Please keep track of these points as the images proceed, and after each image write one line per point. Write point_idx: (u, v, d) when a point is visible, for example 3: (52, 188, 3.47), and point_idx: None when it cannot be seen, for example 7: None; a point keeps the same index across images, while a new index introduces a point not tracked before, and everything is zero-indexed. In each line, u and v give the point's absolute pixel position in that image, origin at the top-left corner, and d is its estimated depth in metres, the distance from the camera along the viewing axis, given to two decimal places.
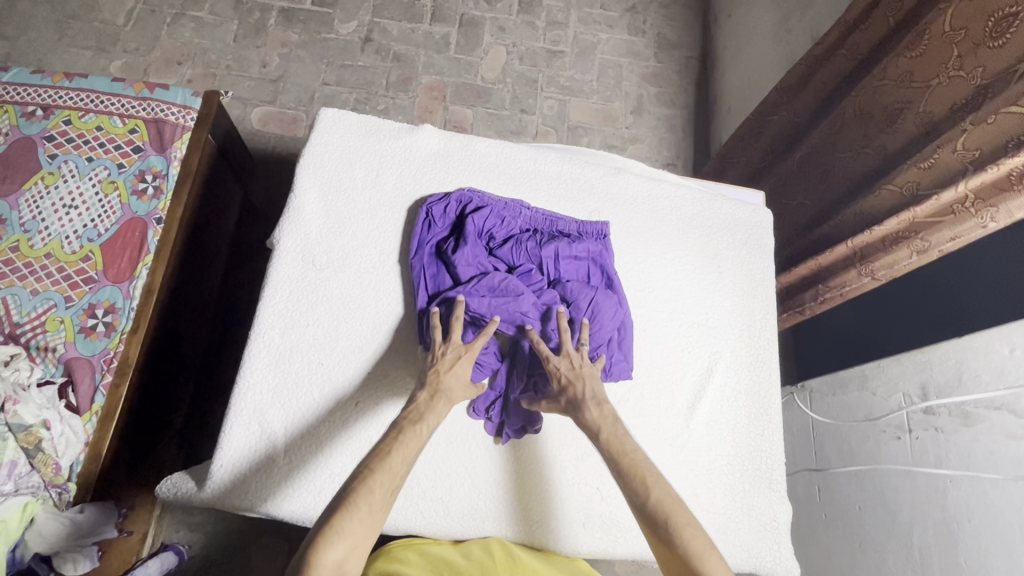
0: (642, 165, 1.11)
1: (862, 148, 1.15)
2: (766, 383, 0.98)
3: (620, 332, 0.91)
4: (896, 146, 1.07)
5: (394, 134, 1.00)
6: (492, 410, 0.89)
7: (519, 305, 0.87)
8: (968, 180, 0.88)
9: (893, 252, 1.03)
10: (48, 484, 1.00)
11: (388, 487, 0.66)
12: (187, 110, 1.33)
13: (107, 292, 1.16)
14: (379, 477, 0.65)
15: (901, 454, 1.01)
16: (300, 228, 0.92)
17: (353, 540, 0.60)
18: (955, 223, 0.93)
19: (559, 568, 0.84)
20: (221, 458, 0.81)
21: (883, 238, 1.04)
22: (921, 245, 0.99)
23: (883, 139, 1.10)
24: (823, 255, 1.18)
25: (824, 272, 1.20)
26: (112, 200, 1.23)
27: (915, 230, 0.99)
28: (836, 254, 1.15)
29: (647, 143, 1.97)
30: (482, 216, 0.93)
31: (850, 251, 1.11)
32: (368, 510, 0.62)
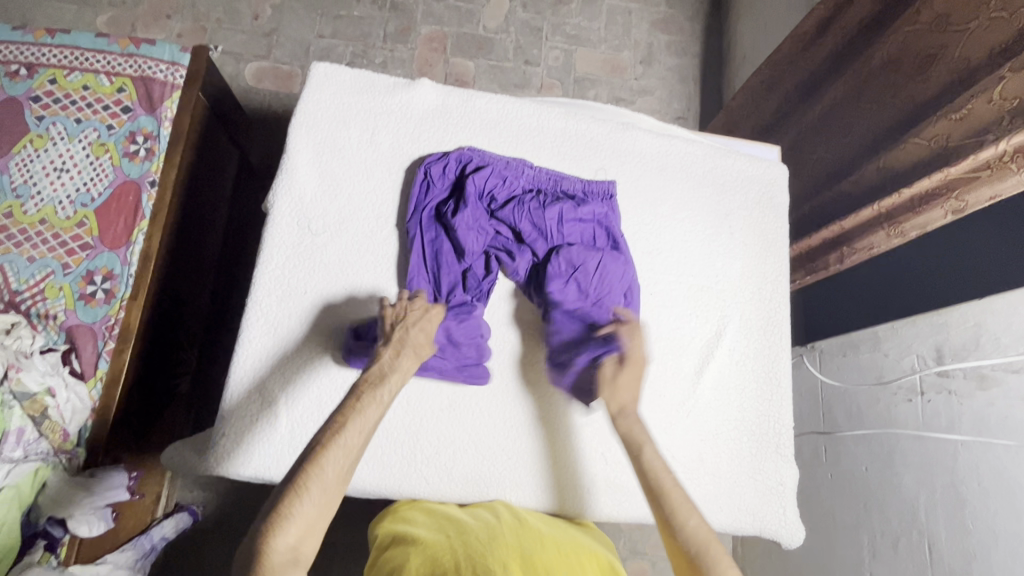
0: (651, 119, 1.05)
1: (889, 98, 1.09)
2: (776, 347, 0.96)
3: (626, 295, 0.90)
4: (927, 95, 1.01)
5: (390, 89, 0.95)
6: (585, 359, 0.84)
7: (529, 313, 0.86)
8: (1012, 136, 0.82)
9: (925, 212, 0.97)
10: (57, 450, 1.02)
11: (342, 466, 0.62)
12: (176, 67, 1.27)
13: (104, 258, 1.14)
14: (332, 454, 0.61)
15: (913, 417, 1.00)
16: (294, 190, 0.89)
17: (308, 522, 0.58)
18: (994, 180, 0.87)
19: (569, 530, 0.83)
20: (222, 427, 0.80)
21: (913, 198, 0.99)
22: (957, 205, 0.93)
23: (913, 89, 1.04)
24: (849, 217, 1.12)
25: (848, 233, 1.14)
26: (103, 162, 1.20)
27: (949, 187, 0.93)
28: (862, 217, 1.09)
29: (657, 95, 1.88)
30: (483, 176, 0.90)
31: (877, 213, 1.06)
32: (322, 490, 0.59)
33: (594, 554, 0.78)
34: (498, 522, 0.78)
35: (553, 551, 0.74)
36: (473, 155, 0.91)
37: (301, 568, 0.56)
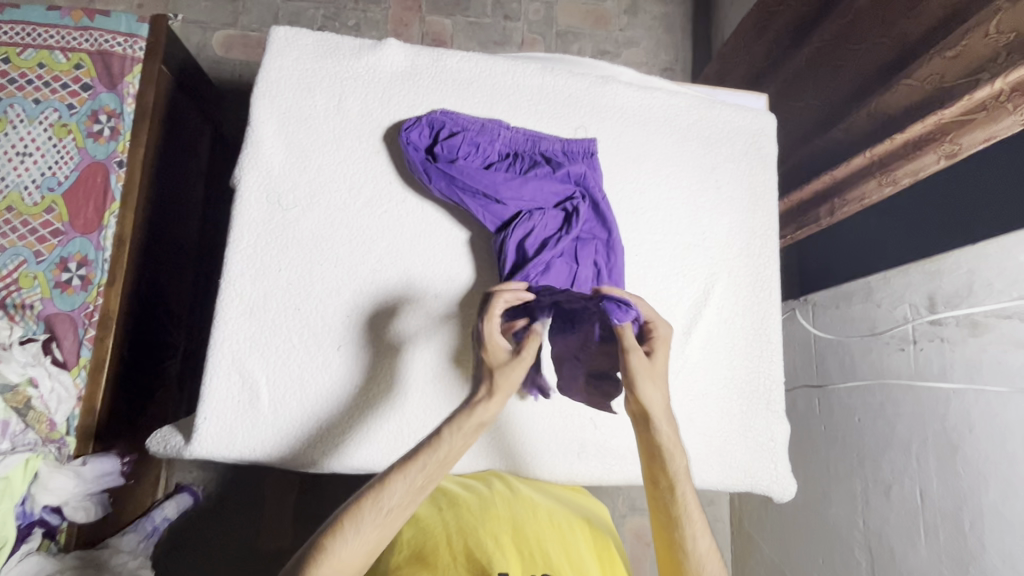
0: (632, 71, 1.00)
1: (880, 38, 1.04)
2: (766, 303, 0.94)
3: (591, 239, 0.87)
4: (919, 32, 0.97)
5: (355, 52, 0.90)
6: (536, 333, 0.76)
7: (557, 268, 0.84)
8: (1008, 73, 0.78)
9: (919, 157, 0.93)
10: (45, 440, 1.01)
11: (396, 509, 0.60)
12: (134, 39, 1.20)
13: (77, 244, 1.11)
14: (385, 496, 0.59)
15: (905, 366, 0.99)
16: (261, 165, 0.85)
17: (341, 561, 0.57)
18: (989, 121, 0.83)
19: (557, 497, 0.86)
20: (205, 411, 0.79)
21: (906, 143, 0.95)
22: (950, 148, 0.89)
23: (904, 26, 0.99)
24: (840, 166, 1.09)
25: (841, 183, 1.11)
26: (67, 144, 1.15)
27: (943, 131, 0.89)
28: (855, 164, 1.06)
29: (643, 46, 1.81)
30: (460, 141, 0.87)
31: (869, 160, 1.02)
32: (358, 532, 0.58)
33: (583, 521, 0.81)
34: (488, 488, 0.80)
35: (544, 523, 0.76)
36: (450, 123, 0.88)
37: None
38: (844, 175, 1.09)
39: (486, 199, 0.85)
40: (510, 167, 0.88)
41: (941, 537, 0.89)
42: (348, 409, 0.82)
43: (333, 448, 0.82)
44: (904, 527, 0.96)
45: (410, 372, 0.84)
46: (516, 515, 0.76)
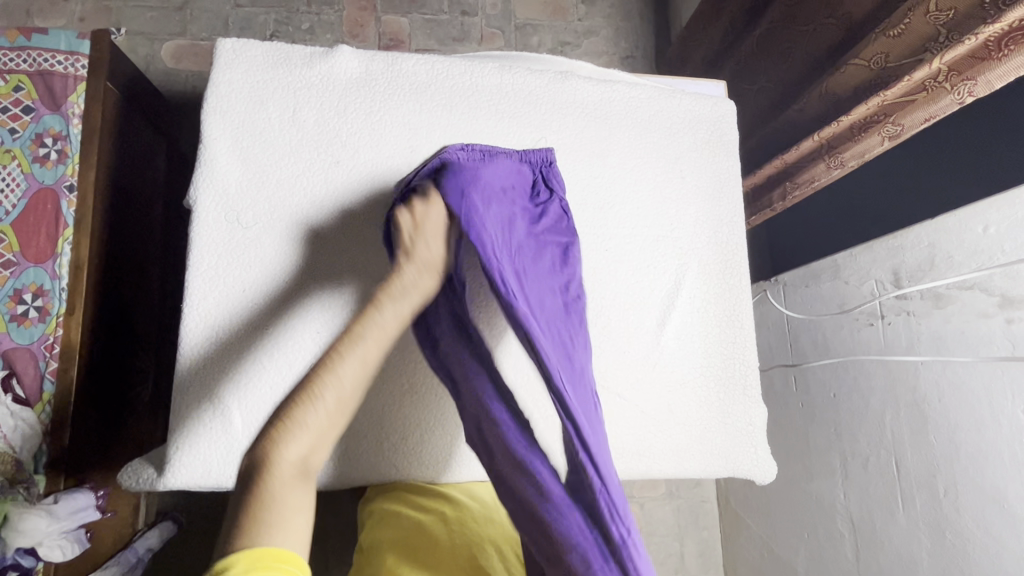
0: (590, 65, 0.99)
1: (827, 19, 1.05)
2: (736, 289, 0.94)
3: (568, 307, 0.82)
4: (862, 11, 0.98)
5: (307, 61, 0.88)
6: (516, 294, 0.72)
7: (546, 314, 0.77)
8: (943, 53, 0.78)
9: (864, 139, 0.96)
10: (13, 482, 0.98)
11: (305, 455, 0.56)
12: (75, 57, 1.15)
13: (31, 275, 1.07)
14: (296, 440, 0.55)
15: (875, 341, 1.01)
16: (217, 183, 0.82)
17: (313, 438, 0.57)
18: (931, 100, 0.84)
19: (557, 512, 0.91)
20: (178, 439, 0.77)
21: (851, 126, 0.97)
22: (893, 129, 0.92)
23: (849, 6, 1.00)
24: (790, 151, 1.11)
25: (791, 168, 1.14)
26: (13, 171, 1.10)
27: (886, 113, 0.91)
28: (803, 149, 1.08)
29: (602, 35, 1.81)
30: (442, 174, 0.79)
31: (818, 144, 1.04)
32: (307, 429, 0.56)
33: None
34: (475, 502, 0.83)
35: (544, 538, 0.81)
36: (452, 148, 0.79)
37: (312, 478, 0.55)
38: (795, 158, 1.11)
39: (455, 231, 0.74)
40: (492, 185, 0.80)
41: (918, 505, 0.92)
42: None
43: None
44: (882, 497, 0.99)
45: (385, 385, 0.83)
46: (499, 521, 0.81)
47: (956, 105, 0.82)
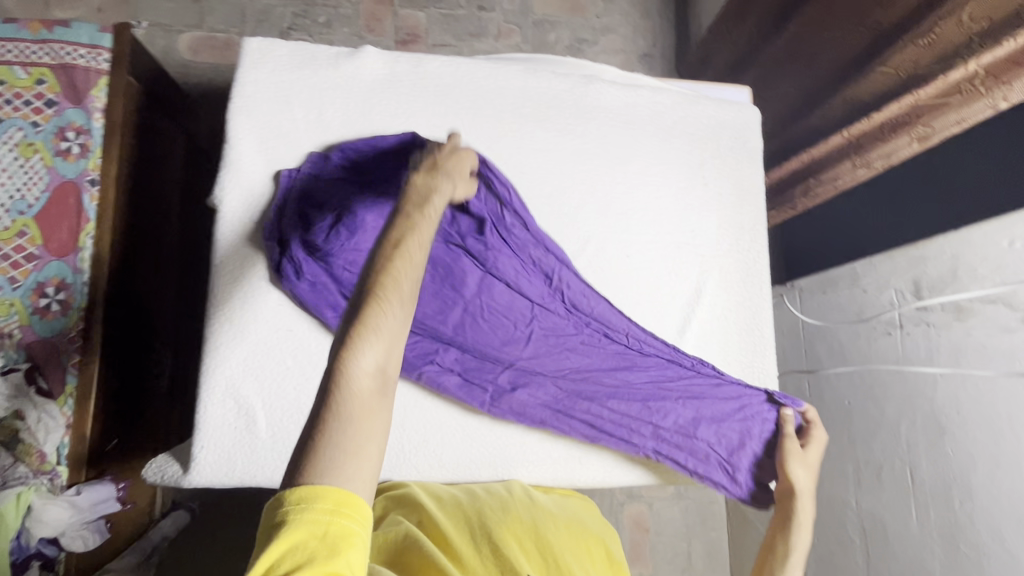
0: (616, 69, 0.99)
1: (854, 26, 1.03)
2: (757, 298, 0.94)
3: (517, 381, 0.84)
4: (890, 21, 0.96)
5: (332, 62, 0.88)
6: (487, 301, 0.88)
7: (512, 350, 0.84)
8: (980, 56, 0.80)
9: (893, 139, 0.98)
10: (37, 472, 0.98)
11: (383, 367, 0.49)
12: (97, 51, 1.16)
13: (53, 268, 1.08)
14: (376, 348, 0.48)
15: (892, 350, 1.01)
16: (243, 185, 0.83)
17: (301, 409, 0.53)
18: (964, 103, 0.85)
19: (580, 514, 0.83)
20: (202, 438, 0.78)
21: (883, 125, 0.99)
22: (923, 131, 0.93)
23: (878, 15, 0.98)
24: (818, 147, 1.13)
25: (817, 163, 1.15)
26: (35, 164, 1.11)
27: (917, 114, 0.93)
28: (832, 145, 1.10)
29: (620, 33, 1.80)
30: (339, 180, 0.84)
31: (846, 141, 1.06)
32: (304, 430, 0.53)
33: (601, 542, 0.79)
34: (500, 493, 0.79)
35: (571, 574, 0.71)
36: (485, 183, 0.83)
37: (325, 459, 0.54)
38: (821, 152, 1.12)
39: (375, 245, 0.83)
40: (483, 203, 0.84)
41: (932, 515, 0.92)
42: None
43: None
44: (896, 506, 1.00)
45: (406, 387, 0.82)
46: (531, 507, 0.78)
47: (990, 110, 0.84)
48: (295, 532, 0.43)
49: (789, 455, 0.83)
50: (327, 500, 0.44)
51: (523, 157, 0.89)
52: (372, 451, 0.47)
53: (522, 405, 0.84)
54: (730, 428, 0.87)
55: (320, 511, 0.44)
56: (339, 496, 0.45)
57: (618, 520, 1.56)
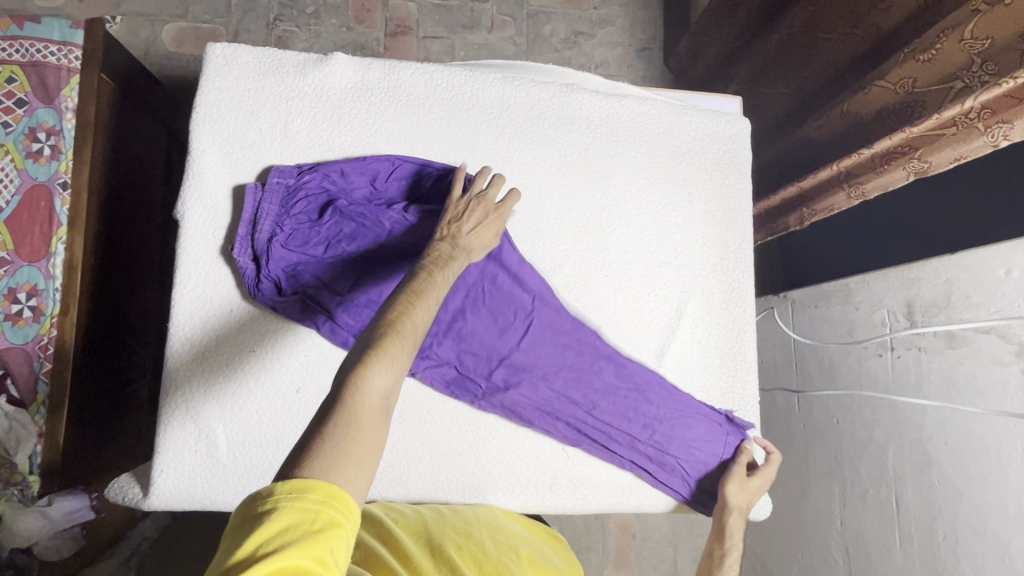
0: (600, 77, 0.94)
1: (850, 28, 1.01)
2: (741, 320, 0.90)
3: (501, 388, 0.81)
4: (891, 22, 0.94)
5: (300, 68, 0.84)
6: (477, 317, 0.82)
7: (490, 360, 0.82)
8: (979, 93, 0.74)
9: (888, 172, 0.91)
10: (8, 483, 0.96)
11: (388, 389, 0.50)
12: (68, 48, 1.12)
13: (25, 273, 1.06)
14: (384, 370, 0.49)
15: (882, 372, 0.98)
16: (205, 198, 0.80)
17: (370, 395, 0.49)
18: (961, 140, 0.79)
19: (546, 548, 0.78)
20: (162, 460, 0.76)
21: (874, 157, 0.92)
22: (919, 165, 0.86)
23: (874, 17, 0.96)
24: (807, 178, 1.06)
25: (809, 192, 1.08)
26: (6, 166, 1.09)
27: (912, 146, 0.86)
28: (821, 176, 1.03)
29: (619, 24, 1.73)
30: (315, 200, 0.81)
31: (836, 172, 0.99)
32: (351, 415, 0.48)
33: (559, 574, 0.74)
34: (464, 516, 0.76)
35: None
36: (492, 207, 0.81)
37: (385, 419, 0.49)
38: (812, 183, 1.05)
39: (354, 258, 0.80)
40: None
41: (916, 545, 0.90)
42: None
43: None
44: (880, 531, 0.97)
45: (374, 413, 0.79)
46: (495, 536, 0.74)
47: (989, 147, 0.77)
48: (282, 520, 0.41)
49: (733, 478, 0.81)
50: (318, 491, 0.42)
51: (498, 171, 0.86)
52: (369, 461, 0.46)
53: (513, 403, 0.81)
54: (693, 452, 0.85)
55: (310, 501, 0.42)
56: (330, 489, 0.42)
57: (603, 525, 1.55)
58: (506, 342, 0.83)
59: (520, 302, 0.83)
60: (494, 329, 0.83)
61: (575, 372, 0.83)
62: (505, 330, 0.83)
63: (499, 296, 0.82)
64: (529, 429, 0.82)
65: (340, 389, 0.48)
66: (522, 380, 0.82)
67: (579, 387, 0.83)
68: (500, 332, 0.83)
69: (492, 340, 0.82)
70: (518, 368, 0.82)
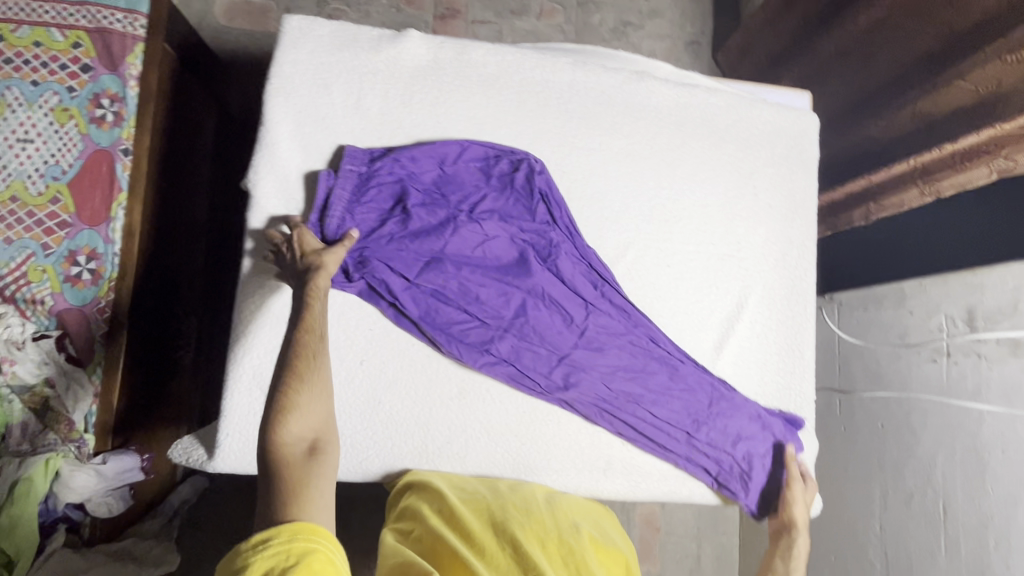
0: (670, 66, 0.94)
1: (920, 26, 1.00)
2: (800, 317, 0.90)
3: (562, 377, 0.82)
4: (966, 23, 0.92)
5: (374, 45, 0.84)
6: (540, 307, 0.83)
7: (553, 349, 0.83)
8: None
9: (969, 169, 0.92)
10: (65, 439, 1.01)
11: (308, 430, 0.62)
12: (134, 16, 1.13)
13: (85, 237, 1.08)
14: (299, 417, 0.62)
15: (935, 377, 0.97)
16: (278, 169, 0.80)
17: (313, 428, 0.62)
18: None
19: (602, 523, 0.80)
20: (228, 424, 0.78)
21: (955, 153, 0.94)
22: (1004, 163, 0.88)
23: (950, 16, 0.94)
24: (880, 171, 1.08)
25: (878, 188, 1.09)
26: (70, 130, 1.10)
27: (998, 144, 0.88)
28: (895, 171, 1.05)
29: (668, 17, 1.71)
30: (389, 183, 0.81)
31: (911, 168, 1.01)
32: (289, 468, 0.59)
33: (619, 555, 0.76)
34: (525, 493, 0.77)
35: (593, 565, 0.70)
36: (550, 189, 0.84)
37: (320, 452, 0.61)
38: (887, 176, 1.06)
39: (422, 246, 0.81)
40: (532, 210, 0.84)
41: (963, 551, 0.90)
42: (365, 428, 0.79)
43: (351, 462, 0.79)
44: (923, 537, 0.97)
45: (434, 388, 0.81)
46: (556, 514, 0.76)
47: None
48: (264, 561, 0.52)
49: (791, 496, 0.82)
50: (284, 533, 0.54)
51: (566, 156, 0.86)
52: (321, 494, 0.59)
53: (575, 398, 0.82)
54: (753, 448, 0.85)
55: (278, 542, 0.53)
56: (293, 527, 0.54)
57: (628, 517, 1.55)
58: (568, 330, 0.83)
59: (584, 288, 0.84)
60: (557, 319, 0.84)
61: (634, 365, 0.84)
62: (567, 319, 0.84)
63: (564, 283, 0.84)
64: (586, 420, 0.83)
65: (267, 455, 0.60)
66: (585, 369, 0.83)
67: (641, 382, 0.83)
68: (563, 320, 0.84)
69: (554, 326, 0.83)
70: (583, 354, 0.83)
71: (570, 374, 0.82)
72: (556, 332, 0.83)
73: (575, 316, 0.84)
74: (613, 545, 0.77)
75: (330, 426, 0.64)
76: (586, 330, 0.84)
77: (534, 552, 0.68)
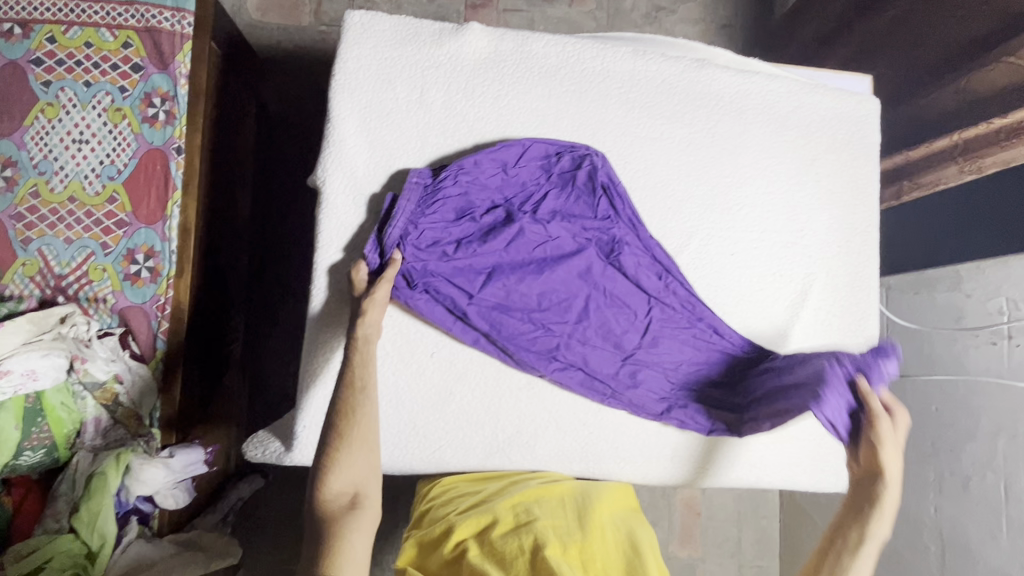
0: (729, 53, 0.93)
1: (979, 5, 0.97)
2: (864, 303, 0.90)
3: (629, 375, 0.84)
4: None
5: (436, 38, 0.84)
6: (603, 306, 0.85)
7: (619, 347, 0.85)
8: None
9: (1010, 147, 0.93)
10: (135, 434, 1.05)
11: (347, 484, 0.64)
12: (182, 14, 1.13)
13: (142, 235, 1.09)
14: (337, 473, 0.64)
15: (995, 360, 0.97)
16: (345, 165, 0.81)
17: (354, 477, 0.65)
18: None
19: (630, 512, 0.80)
20: (305, 415, 0.80)
21: (1000, 130, 0.95)
22: None
23: None
24: (920, 148, 1.11)
25: (913, 166, 1.13)
26: (123, 130, 1.11)
27: None
28: (937, 147, 1.07)
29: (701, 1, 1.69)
30: (453, 197, 0.81)
31: (953, 143, 1.03)
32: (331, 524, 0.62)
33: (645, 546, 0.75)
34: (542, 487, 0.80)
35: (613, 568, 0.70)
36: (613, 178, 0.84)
37: (359, 507, 0.63)
38: (927, 154, 1.10)
39: (489, 254, 0.82)
40: (595, 206, 0.84)
41: None
42: (437, 420, 0.81)
43: (424, 452, 0.81)
44: (982, 519, 0.97)
45: (503, 379, 0.82)
46: (576, 506, 0.77)
47: None
48: None
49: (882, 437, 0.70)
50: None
51: (629, 146, 0.86)
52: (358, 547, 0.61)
53: (643, 397, 0.84)
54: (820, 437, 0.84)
55: None
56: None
57: (669, 502, 1.57)
58: (632, 327, 0.85)
59: (648, 281, 0.85)
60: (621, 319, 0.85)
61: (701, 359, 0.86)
62: (630, 315, 0.86)
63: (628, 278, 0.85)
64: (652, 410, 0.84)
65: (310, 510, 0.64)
66: (654, 368, 0.85)
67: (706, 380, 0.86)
68: (628, 318, 0.86)
69: (619, 324, 0.85)
70: (647, 351, 0.85)
71: (637, 373, 0.84)
72: (621, 330, 0.85)
73: (638, 312, 0.86)
74: (637, 541, 0.74)
75: (372, 476, 0.66)
76: (649, 327, 0.85)
77: (545, 540, 0.69)
